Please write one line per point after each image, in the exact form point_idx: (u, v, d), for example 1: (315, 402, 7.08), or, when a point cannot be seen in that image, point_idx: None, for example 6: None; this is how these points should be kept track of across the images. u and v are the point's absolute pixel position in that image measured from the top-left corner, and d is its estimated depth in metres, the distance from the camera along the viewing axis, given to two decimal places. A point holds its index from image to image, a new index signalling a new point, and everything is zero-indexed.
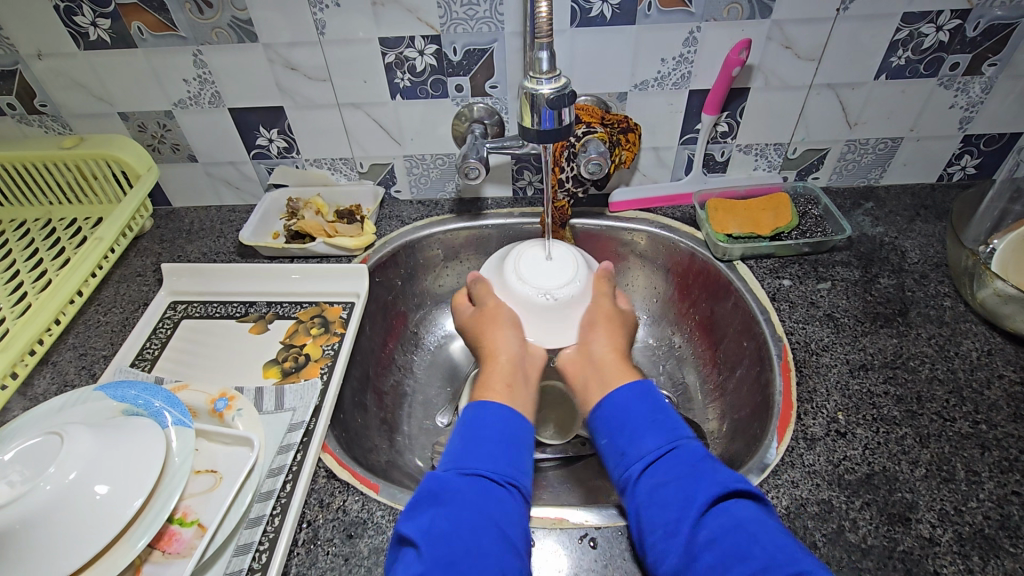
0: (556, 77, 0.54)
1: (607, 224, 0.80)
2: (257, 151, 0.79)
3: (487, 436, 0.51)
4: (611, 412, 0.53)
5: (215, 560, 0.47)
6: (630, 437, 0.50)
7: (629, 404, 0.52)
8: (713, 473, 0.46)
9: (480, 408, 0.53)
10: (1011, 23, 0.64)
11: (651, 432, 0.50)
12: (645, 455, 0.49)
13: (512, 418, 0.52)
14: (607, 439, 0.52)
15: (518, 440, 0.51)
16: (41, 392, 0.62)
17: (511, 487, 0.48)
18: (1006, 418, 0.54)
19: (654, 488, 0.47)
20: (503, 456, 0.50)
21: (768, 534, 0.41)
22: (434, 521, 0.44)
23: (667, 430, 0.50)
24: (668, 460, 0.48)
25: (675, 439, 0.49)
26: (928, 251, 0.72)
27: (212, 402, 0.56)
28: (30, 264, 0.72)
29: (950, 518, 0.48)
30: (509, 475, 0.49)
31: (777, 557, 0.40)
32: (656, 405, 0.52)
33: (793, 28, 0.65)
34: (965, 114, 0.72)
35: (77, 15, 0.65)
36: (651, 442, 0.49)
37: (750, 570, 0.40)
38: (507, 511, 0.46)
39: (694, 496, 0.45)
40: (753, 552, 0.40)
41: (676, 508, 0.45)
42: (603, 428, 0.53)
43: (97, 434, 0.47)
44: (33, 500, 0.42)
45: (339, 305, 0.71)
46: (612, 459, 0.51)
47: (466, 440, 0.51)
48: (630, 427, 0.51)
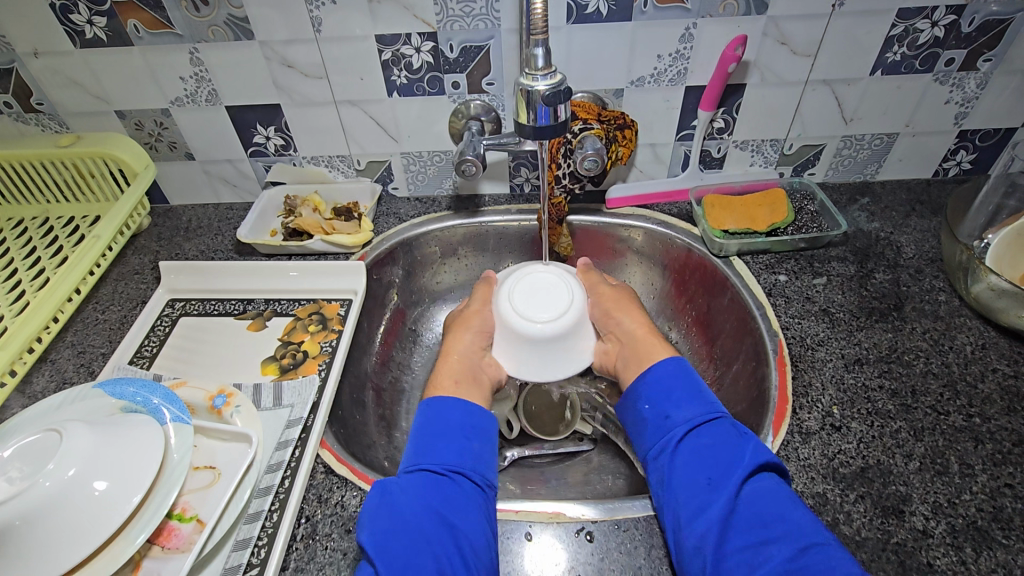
0: (551, 74, 0.54)
1: (604, 220, 0.80)
2: (255, 149, 0.80)
3: (440, 429, 0.54)
4: (660, 381, 0.57)
5: (214, 555, 0.47)
6: (676, 403, 0.55)
7: (674, 380, 0.57)
8: (755, 443, 0.50)
9: (432, 406, 0.56)
10: (1006, 19, 0.64)
11: (697, 401, 0.54)
12: (692, 419, 0.53)
13: (471, 407, 0.56)
14: (649, 405, 0.56)
15: (465, 427, 0.54)
16: (40, 390, 0.62)
17: (455, 476, 0.50)
18: (999, 411, 0.55)
19: (696, 449, 0.51)
20: (451, 447, 0.52)
21: (797, 505, 0.46)
22: (378, 518, 0.46)
23: (709, 402, 0.54)
24: (718, 426, 0.52)
25: (717, 410, 0.54)
26: (924, 246, 0.72)
27: (210, 399, 0.56)
28: (27, 263, 0.72)
29: (944, 510, 0.48)
30: (450, 463, 0.51)
31: (806, 525, 0.44)
32: (699, 383, 0.57)
33: (788, 24, 0.65)
34: (960, 110, 0.72)
35: (73, 13, 0.65)
36: (695, 410, 0.54)
37: (786, 528, 0.44)
38: (447, 497, 0.48)
39: (740, 458, 0.49)
40: (786, 519, 0.44)
41: (721, 468, 0.49)
42: (647, 395, 0.57)
43: (96, 431, 0.47)
44: (33, 495, 0.42)
45: (337, 302, 0.71)
46: (653, 424, 0.55)
47: (417, 437, 0.54)
48: (676, 396, 0.55)
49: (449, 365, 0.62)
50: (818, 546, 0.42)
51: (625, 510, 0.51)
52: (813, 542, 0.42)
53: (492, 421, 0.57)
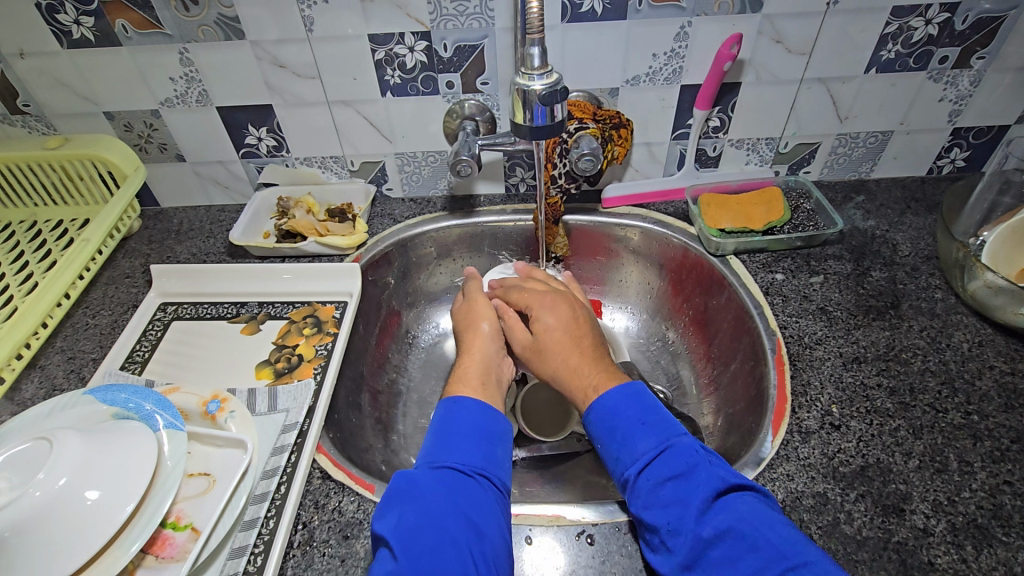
0: (548, 73, 0.53)
1: (600, 220, 0.80)
2: (246, 150, 0.78)
3: (461, 429, 0.52)
4: (603, 410, 0.52)
5: (210, 563, 0.46)
6: (624, 439, 0.50)
7: (620, 409, 0.52)
8: (710, 469, 0.46)
9: (450, 403, 0.55)
10: (999, 16, 0.64)
11: (643, 433, 0.50)
12: (642, 456, 0.49)
13: (488, 408, 0.54)
14: (602, 441, 0.52)
15: (491, 431, 0.53)
16: (29, 397, 0.61)
17: (481, 478, 0.49)
18: (997, 408, 0.55)
19: (654, 488, 0.47)
20: (477, 449, 0.51)
21: (773, 525, 0.42)
22: (404, 517, 0.45)
23: (658, 430, 0.50)
24: (666, 458, 0.47)
25: (672, 435, 0.50)
26: (920, 243, 0.73)
27: (204, 404, 0.55)
28: (15, 267, 0.71)
29: (944, 508, 0.48)
30: (480, 465, 0.50)
31: (781, 547, 0.41)
32: (643, 410, 0.51)
33: (784, 22, 0.65)
34: (954, 107, 0.72)
35: (59, 12, 0.64)
36: (645, 444, 0.49)
37: (763, 557, 0.41)
38: (474, 497, 0.47)
39: (693, 496, 0.45)
40: (765, 544, 0.41)
41: (677, 508, 0.45)
42: (596, 431, 0.52)
43: (87, 439, 0.46)
44: (22, 507, 0.41)
45: (332, 304, 0.70)
46: (611, 459, 0.51)
47: (438, 435, 0.52)
48: (624, 424, 0.51)
49: (475, 363, 0.62)
50: (800, 567, 0.39)
51: (626, 512, 0.51)
52: (796, 564, 0.40)
53: (506, 424, 0.55)
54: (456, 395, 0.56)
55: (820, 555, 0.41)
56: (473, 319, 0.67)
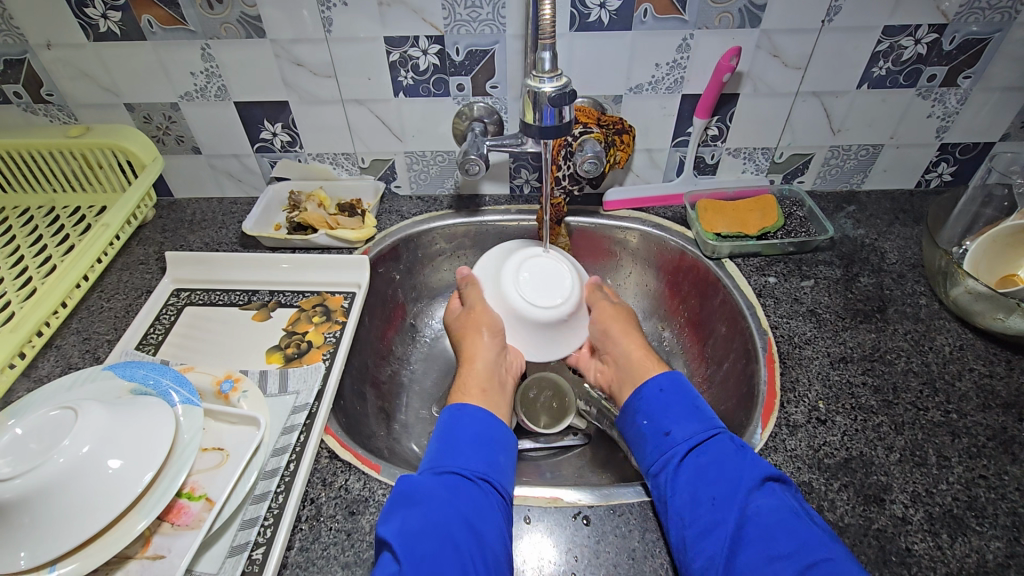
0: (558, 77, 0.56)
1: (602, 222, 0.83)
2: (261, 144, 0.81)
3: (463, 436, 0.54)
4: (654, 398, 0.58)
5: (221, 533, 0.48)
6: (676, 419, 0.55)
7: (672, 397, 0.57)
8: (754, 457, 0.51)
9: (452, 413, 0.57)
10: (984, 39, 0.67)
11: (696, 418, 0.55)
12: (692, 437, 0.53)
13: (488, 416, 0.57)
14: (648, 421, 0.57)
15: (490, 439, 0.55)
16: (46, 374, 0.63)
17: (483, 482, 0.51)
18: (975, 407, 0.58)
19: (700, 465, 0.51)
20: (478, 455, 0.53)
21: (805, 517, 0.46)
22: (408, 520, 0.46)
23: (706, 418, 0.55)
24: (718, 442, 0.52)
25: (715, 427, 0.54)
26: (906, 252, 0.76)
27: (217, 384, 0.58)
28: (34, 251, 0.73)
29: (922, 499, 0.51)
30: (480, 470, 0.51)
31: (811, 539, 0.44)
32: (695, 399, 0.57)
33: (781, 37, 0.68)
34: (941, 124, 0.76)
35: (88, 6, 0.67)
36: (696, 427, 0.54)
37: (798, 543, 0.44)
38: (477, 504, 0.49)
39: (741, 475, 0.49)
40: (796, 533, 0.45)
41: (723, 486, 0.49)
42: (644, 410, 0.57)
43: (110, 411, 0.48)
44: (47, 471, 0.43)
45: (340, 295, 0.73)
46: (654, 439, 0.55)
47: (442, 444, 0.54)
48: (674, 413, 0.56)
49: (476, 373, 0.63)
50: (828, 561, 0.43)
51: (621, 497, 0.53)
52: (825, 556, 0.43)
53: (507, 432, 0.57)
54: (461, 403, 0.59)
55: (843, 553, 0.44)
56: (475, 326, 0.67)
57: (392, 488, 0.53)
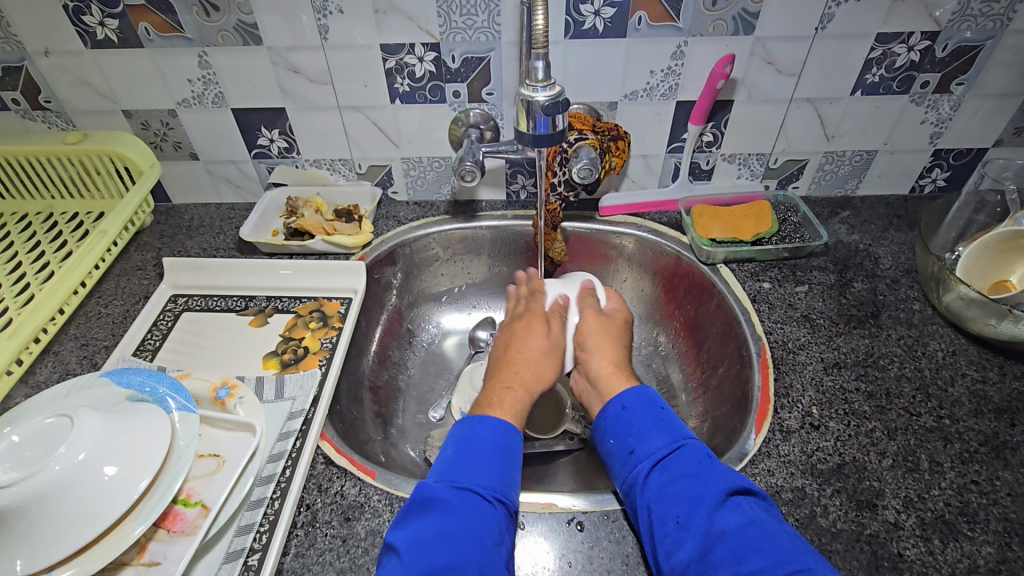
0: (551, 85, 0.57)
1: (598, 228, 0.83)
2: (258, 150, 0.82)
3: (483, 450, 0.52)
4: (618, 415, 0.57)
5: (217, 539, 0.48)
6: (639, 436, 0.55)
7: (634, 412, 0.57)
8: (719, 470, 0.50)
9: (470, 424, 0.55)
10: (976, 46, 0.68)
11: (659, 431, 0.54)
12: (655, 453, 0.53)
13: (507, 429, 0.54)
14: (614, 439, 0.56)
15: (509, 452, 0.53)
16: (43, 380, 0.63)
17: (498, 503, 0.49)
18: (967, 412, 0.58)
19: (666, 481, 0.50)
20: (495, 472, 0.51)
21: (774, 530, 0.45)
22: (422, 530, 0.46)
23: (672, 431, 0.54)
24: (679, 456, 0.52)
25: (679, 439, 0.54)
26: (900, 257, 0.76)
27: (214, 391, 0.58)
28: (32, 257, 0.73)
29: (914, 504, 0.51)
30: (497, 489, 0.50)
31: (779, 552, 0.43)
32: (660, 411, 0.56)
33: (774, 45, 0.68)
34: (935, 130, 0.76)
35: (85, 14, 0.67)
36: (660, 441, 0.53)
37: (767, 558, 0.43)
38: (491, 524, 0.47)
39: (706, 491, 0.48)
40: (766, 549, 0.44)
41: (687, 502, 0.48)
42: (610, 428, 0.57)
43: (106, 418, 0.48)
44: (43, 478, 0.43)
45: (337, 300, 0.73)
46: (620, 457, 0.54)
47: (458, 451, 0.53)
48: (637, 428, 0.55)
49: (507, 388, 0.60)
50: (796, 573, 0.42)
51: (615, 502, 0.54)
52: (795, 570, 0.42)
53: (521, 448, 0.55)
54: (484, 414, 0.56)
55: (817, 564, 0.43)
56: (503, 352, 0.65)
57: (387, 493, 0.54)
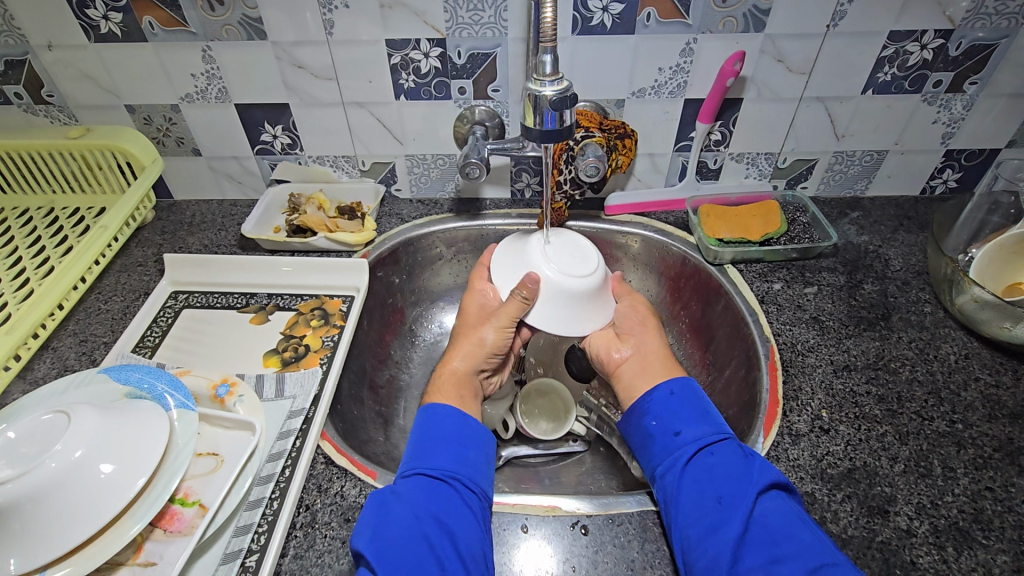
0: (559, 80, 0.56)
1: (603, 227, 0.82)
2: (261, 146, 0.81)
3: (441, 435, 0.54)
4: (666, 399, 0.56)
5: (215, 540, 0.47)
6: (685, 420, 0.54)
7: (682, 398, 0.56)
8: (765, 463, 0.49)
9: (429, 412, 0.56)
10: (991, 44, 0.67)
11: (705, 420, 0.54)
12: (702, 437, 0.52)
13: (462, 413, 0.57)
14: (656, 421, 0.55)
15: (461, 436, 0.55)
16: (41, 376, 0.62)
17: (453, 481, 0.51)
18: (981, 417, 0.57)
19: (709, 466, 0.50)
20: (448, 451, 0.53)
21: (812, 525, 0.45)
22: (382, 529, 0.45)
23: (718, 421, 0.54)
24: (727, 444, 0.51)
25: (725, 429, 0.53)
26: (911, 259, 0.75)
27: (214, 388, 0.58)
28: (32, 252, 0.73)
29: (927, 511, 0.50)
30: (449, 469, 0.51)
31: (820, 544, 0.43)
32: (706, 401, 0.56)
33: (785, 42, 0.67)
34: (947, 130, 0.75)
35: (89, 8, 0.66)
36: (706, 428, 0.53)
37: (803, 546, 0.43)
38: (446, 503, 0.49)
39: (750, 478, 0.48)
40: (806, 539, 0.44)
41: (729, 487, 0.48)
42: (654, 411, 0.55)
43: (104, 415, 0.48)
44: (39, 476, 0.42)
45: (339, 298, 0.72)
46: (660, 440, 0.54)
47: (415, 446, 0.54)
48: (685, 414, 0.54)
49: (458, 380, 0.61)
50: (835, 566, 0.42)
51: (621, 505, 0.53)
52: (833, 562, 0.42)
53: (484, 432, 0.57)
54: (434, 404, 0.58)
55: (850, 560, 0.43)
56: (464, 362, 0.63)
57: None
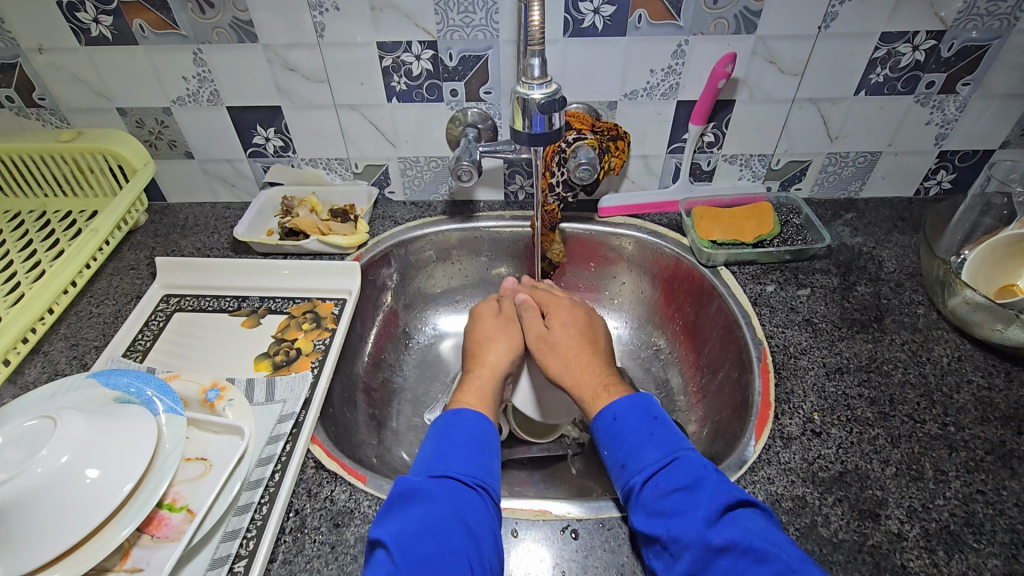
0: (547, 83, 0.56)
1: (596, 229, 0.82)
2: (254, 149, 0.81)
3: (461, 439, 0.53)
4: (610, 425, 0.56)
5: (203, 546, 0.47)
6: (630, 449, 0.53)
7: (626, 420, 0.55)
8: (716, 485, 0.48)
9: (451, 418, 0.56)
10: (984, 45, 0.66)
11: (650, 445, 0.53)
12: (646, 467, 0.51)
13: (482, 421, 0.56)
14: (608, 451, 0.55)
15: (486, 442, 0.54)
16: (32, 380, 0.62)
17: (480, 489, 0.50)
18: (973, 420, 0.57)
19: (658, 495, 0.49)
20: (474, 458, 0.52)
21: (776, 542, 0.43)
22: (408, 522, 0.45)
23: (666, 443, 0.53)
24: (673, 469, 0.50)
25: (675, 452, 0.52)
26: (905, 261, 0.75)
27: (203, 392, 0.57)
28: (23, 255, 0.73)
29: (918, 515, 0.50)
30: (479, 476, 0.50)
31: (780, 567, 0.41)
32: (652, 422, 0.55)
33: (778, 44, 0.67)
34: (940, 131, 0.75)
35: (79, 11, 0.66)
36: (654, 454, 0.52)
37: (767, 573, 0.41)
38: (473, 508, 0.48)
39: (700, 506, 0.46)
40: (766, 563, 0.42)
41: (680, 518, 0.47)
42: (604, 440, 0.56)
43: (91, 421, 0.47)
44: (24, 481, 0.42)
45: (331, 301, 0.72)
46: (614, 471, 0.53)
47: (436, 447, 0.53)
48: (628, 441, 0.54)
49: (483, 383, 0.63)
50: None
51: (612, 510, 0.52)
52: None
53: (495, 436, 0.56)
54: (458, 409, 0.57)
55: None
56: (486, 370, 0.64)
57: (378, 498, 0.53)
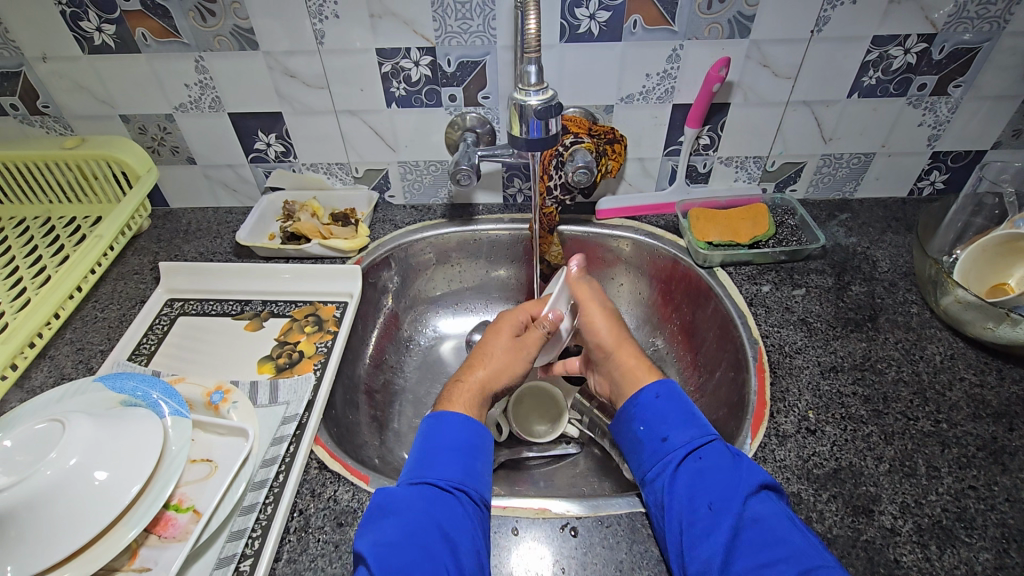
0: (544, 89, 0.57)
1: (594, 231, 0.83)
2: (255, 154, 0.82)
3: (442, 443, 0.54)
4: (652, 404, 0.57)
5: (209, 545, 0.48)
6: (674, 424, 0.55)
7: (667, 402, 0.57)
8: (750, 466, 0.50)
9: (438, 419, 0.56)
10: (974, 48, 0.67)
11: (693, 423, 0.55)
12: (689, 442, 0.53)
13: (471, 422, 0.56)
14: (643, 426, 0.56)
15: (471, 445, 0.55)
16: (39, 384, 0.63)
17: (458, 493, 0.51)
18: (965, 417, 0.58)
19: (698, 470, 0.51)
20: (454, 462, 0.53)
21: (801, 527, 0.46)
22: (387, 531, 0.46)
23: (702, 425, 0.55)
24: (713, 447, 0.52)
25: (711, 433, 0.54)
26: (899, 260, 0.76)
27: (208, 395, 0.58)
28: (29, 261, 0.74)
29: (911, 510, 0.51)
30: (456, 479, 0.51)
31: (807, 547, 0.44)
32: (691, 405, 0.57)
33: (771, 48, 0.68)
34: (932, 133, 0.76)
35: (83, 20, 0.67)
36: (693, 432, 0.54)
37: (792, 549, 0.44)
38: (450, 514, 0.48)
39: (740, 481, 0.49)
40: (794, 542, 0.44)
41: (719, 491, 0.49)
42: (641, 416, 0.57)
43: (99, 424, 0.48)
44: (34, 483, 0.43)
45: (332, 304, 0.73)
46: (649, 445, 0.55)
47: (421, 453, 0.54)
48: (671, 418, 0.56)
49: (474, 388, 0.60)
50: (825, 568, 0.43)
51: (610, 507, 0.53)
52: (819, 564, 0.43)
53: (487, 438, 0.56)
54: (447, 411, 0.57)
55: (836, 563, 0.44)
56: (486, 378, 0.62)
57: None
